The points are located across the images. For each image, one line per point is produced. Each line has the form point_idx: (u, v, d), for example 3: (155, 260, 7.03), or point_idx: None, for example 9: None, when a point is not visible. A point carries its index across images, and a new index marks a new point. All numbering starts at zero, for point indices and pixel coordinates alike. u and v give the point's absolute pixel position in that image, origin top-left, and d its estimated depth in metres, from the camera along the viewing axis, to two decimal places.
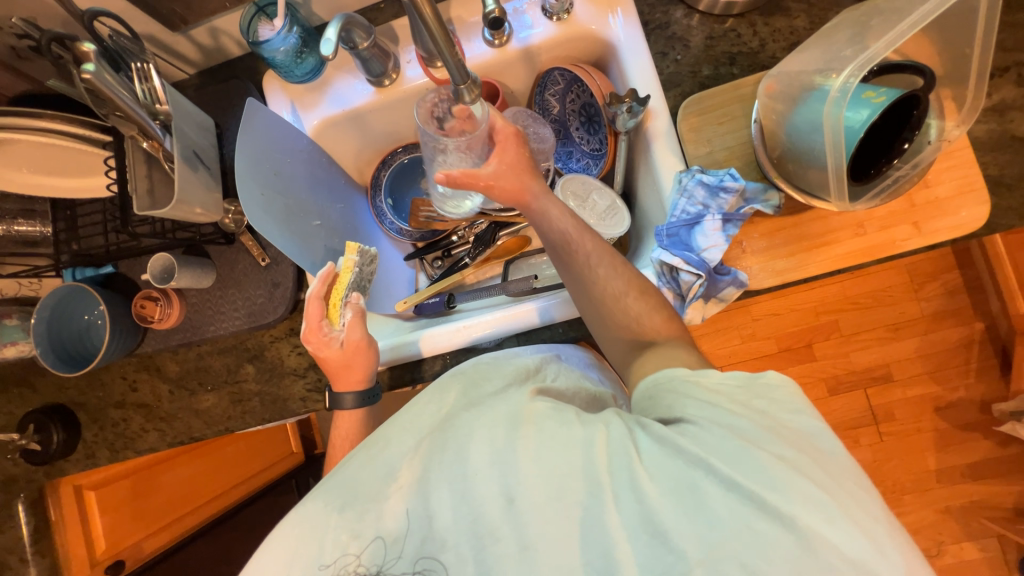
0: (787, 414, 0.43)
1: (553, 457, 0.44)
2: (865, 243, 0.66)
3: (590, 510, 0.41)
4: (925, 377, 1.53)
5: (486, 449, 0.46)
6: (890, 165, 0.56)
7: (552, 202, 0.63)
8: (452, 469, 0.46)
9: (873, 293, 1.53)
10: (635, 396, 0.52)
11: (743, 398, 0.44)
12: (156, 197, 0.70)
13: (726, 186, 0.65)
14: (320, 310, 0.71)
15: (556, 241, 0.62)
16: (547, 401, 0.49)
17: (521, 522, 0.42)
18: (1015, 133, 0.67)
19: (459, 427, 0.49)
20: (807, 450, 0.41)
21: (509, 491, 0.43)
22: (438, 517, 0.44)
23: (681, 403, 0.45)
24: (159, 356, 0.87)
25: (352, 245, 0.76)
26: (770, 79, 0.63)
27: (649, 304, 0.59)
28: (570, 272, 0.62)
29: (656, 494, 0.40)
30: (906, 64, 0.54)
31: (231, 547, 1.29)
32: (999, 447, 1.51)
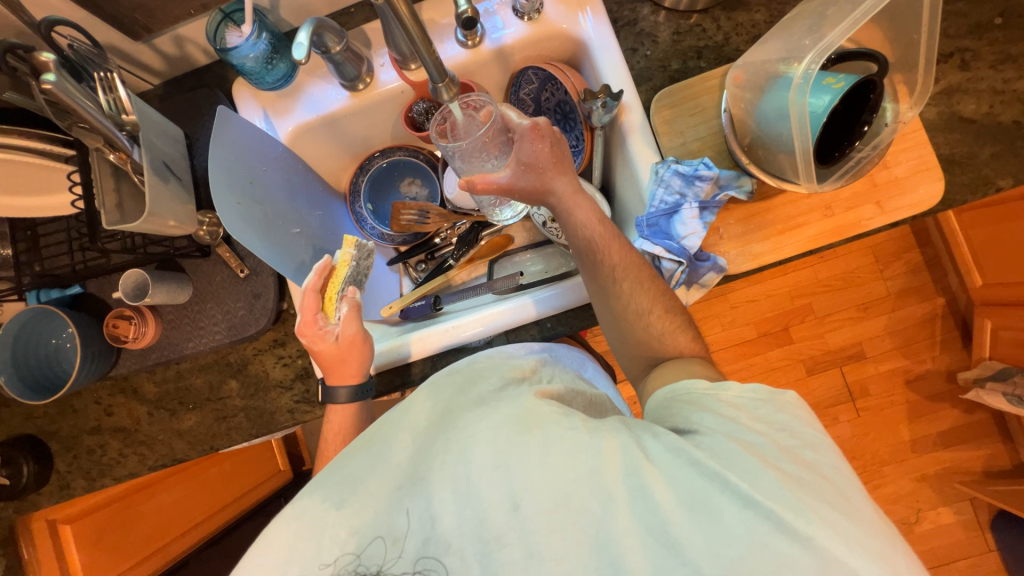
0: (803, 434, 0.45)
1: (563, 465, 0.43)
2: (833, 224, 0.69)
3: (599, 515, 0.41)
4: (896, 352, 1.60)
5: (492, 454, 0.45)
6: (853, 148, 0.58)
7: (580, 204, 0.63)
8: (455, 471, 0.45)
9: (843, 275, 1.60)
10: (653, 407, 0.54)
11: (760, 414, 0.47)
12: (126, 211, 0.68)
13: (700, 174, 0.67)
14: (316, 303, 0.70)
15: (582, 248, 0.64)
16: (554, 405, 0.49)
17: (528, 530, 0.42)
18: (962, 114, 0.72)
19: (464, 428, 0.48)
20: (818, 471, 0.42)
21: (516, 499, 0.43)
22: (441, 518, 0.44)
23: (699, 413, 0.47)
24: (135, 377, 0.83)
25: (350, 238, 0.75)
26: (737, 70, 0.65)
27: (673, 324, 0.61)
28: (593, 278, 0.64)
29: (668, 502, 0.41)
30: (860, 51, 0.57)
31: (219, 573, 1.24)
32: (966, 413, 1.59)
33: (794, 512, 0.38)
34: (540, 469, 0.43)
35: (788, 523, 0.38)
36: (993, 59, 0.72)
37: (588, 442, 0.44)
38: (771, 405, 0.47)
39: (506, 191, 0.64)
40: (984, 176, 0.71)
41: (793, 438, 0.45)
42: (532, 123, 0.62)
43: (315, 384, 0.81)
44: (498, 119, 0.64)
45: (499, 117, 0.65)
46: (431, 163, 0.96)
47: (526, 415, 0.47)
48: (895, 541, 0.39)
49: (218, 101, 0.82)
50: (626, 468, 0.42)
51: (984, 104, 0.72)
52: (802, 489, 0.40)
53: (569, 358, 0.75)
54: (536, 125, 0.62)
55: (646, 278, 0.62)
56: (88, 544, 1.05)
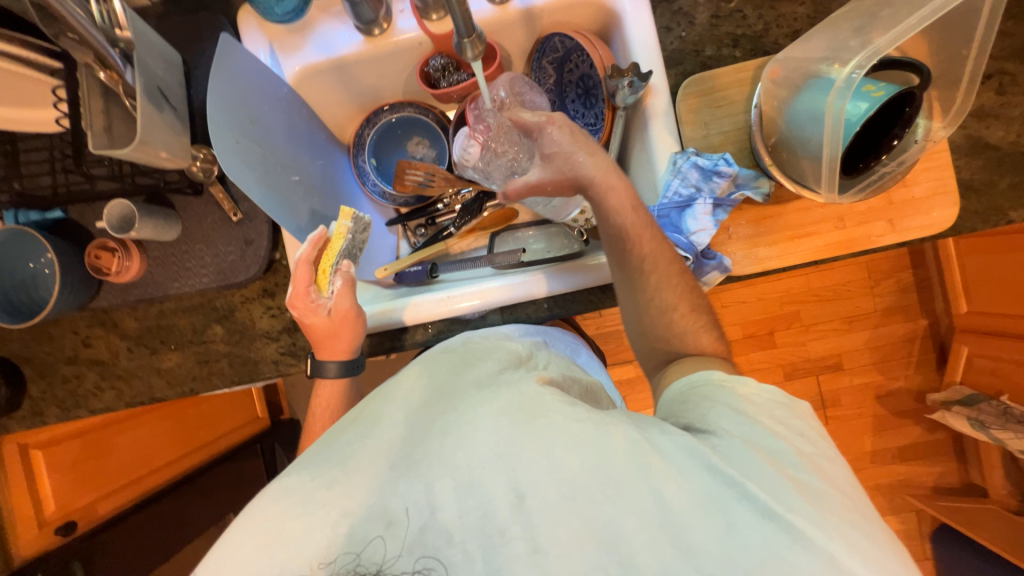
0: (817, 443, 0.46)
1: (569, 456, 0.43)
2: (843, 237, 0.69)
3: (607, 511, 0.41)
4: (872, 367, 1.64)
5: (494, 441, 0.45)
6: (878, 162, 0.57)
7: (615, 189, 0.62)
8: (454, 457, 0.45)
9: (835, 287, 1.61)
10: (667, 398, 0.55)
11: (778, 413, 0.48)
12: (115, 135, 0.63)
13: (719, 170, 0.65)
14: (309, 275, 0.68)
15: (613, 233, 0.62)
16: (557, 395, 0.49)
17: (532, 520, 0.41)
18: (989, 139, 0.71)
19: (463, 413, 0.48)
20: (832, 481, 0.43)
21: (521, 490, 0.43)
22: (440, 507, 0.43)
23: (715, 410, 0.48)
24: (116, 312, 0.81)
25: (348, 210, 0.72)
26: (775, 64, 0.62)
27: (697, 323, 0.60)
28: (621, 262, 0.63)
29: (680, 503, 0.41)
30: (905, 61, 0.54)
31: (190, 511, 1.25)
32: (927, 432, 1.66)
33: (813, 525, 0.39)
34: (547, 459, 0.43)
35: (806, 536, 0.39)
36: None
37: (596, 433, 0.44)
38: (788, 408, 0.48)
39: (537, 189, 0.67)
40: (998, 206, 0.70)
41: (809, 444, 0.46)
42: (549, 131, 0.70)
43: (304, 338, 0.79)
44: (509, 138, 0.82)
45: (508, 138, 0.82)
46: (441, 124, 0.92)
47: (528, 404, 0.47)
48: (897, 550, 0.40)
49: (220, 28, 0.76)
50: (635, 466, 0.42)
51: (1012, 133, 0.70)
52: (815, 498, 0.41)
53: (564, 345, 0.75)
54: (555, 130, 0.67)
55: (674, 269, 0.61)
56: (63, 470, 1.05)
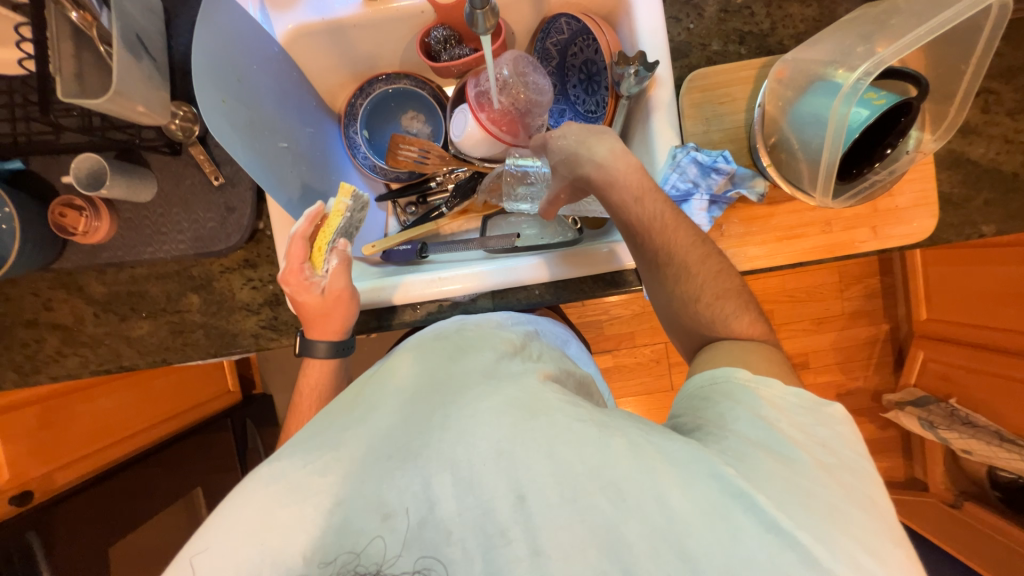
0: (840, 455, 0.47)
1: (570, 456, 0.45)
2: (828, 241, 0.71)
3: (611, 517, 0.42)
4: (836, 367, 1.73)
5: (495, 439, 0.46)
6: (870, 169, 0.58)
7: (625, 186, 0.63)
8: (454, 452, 0.46)
9: (808, 288, 1.67)
10: (687, 392, 0.57)
11: (800, 419, 0.49)
12: (87, 85, 0.58)
13: (718, 167, 0.66)
14: (304, 251, 0.67)
15: (627, 225, 0.64)
16: (558, 394, 0.52)
17: (532, 521, 0.42)
18: (970, 155, 0.73)
19: (463, 406, 0.50)
20: (854, 495, 0.44)
21: (522, 490, 0.43)
22: (440, 503, 0.44)
23: (735, 410, 0.50)
24: (82, 275, 0.76)
25: (347, 187, 0.70)
26: (782, 64, 0.63)
27: (738, 306, 0.62)
28: (638, 249, 0.65)
29: (685, 511, 0.42)
30: (906, 72, 0.55)
31: (156, 484, 1.21)
32: (879, 429, 1.76)
33: (821, 544, 0.40)
34: (548, 460, 0.45)
35: (814, 555, 0.39)
36: (1012, 106, 0.73)
37: (598, 437, 0.46)
38: (812, 415, 0.49)
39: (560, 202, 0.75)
40: (972, 220, 0.74)
41: (831, 455, 0.47)
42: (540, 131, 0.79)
43: (286, 313, 0.77)
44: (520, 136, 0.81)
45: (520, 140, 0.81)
46: (438, 99, 0.89)
47: (533, 402, 0.50)
48: (899, 560, 0.41)
49: None
50: (637, 467, 0.44)
51: (992, 150, 0.73)
52: (826, 507, 0.42)
53: (554, 335, 0.76)
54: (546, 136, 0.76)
55: (703, 251, 0.63)
56: (20, 437, 0.99)
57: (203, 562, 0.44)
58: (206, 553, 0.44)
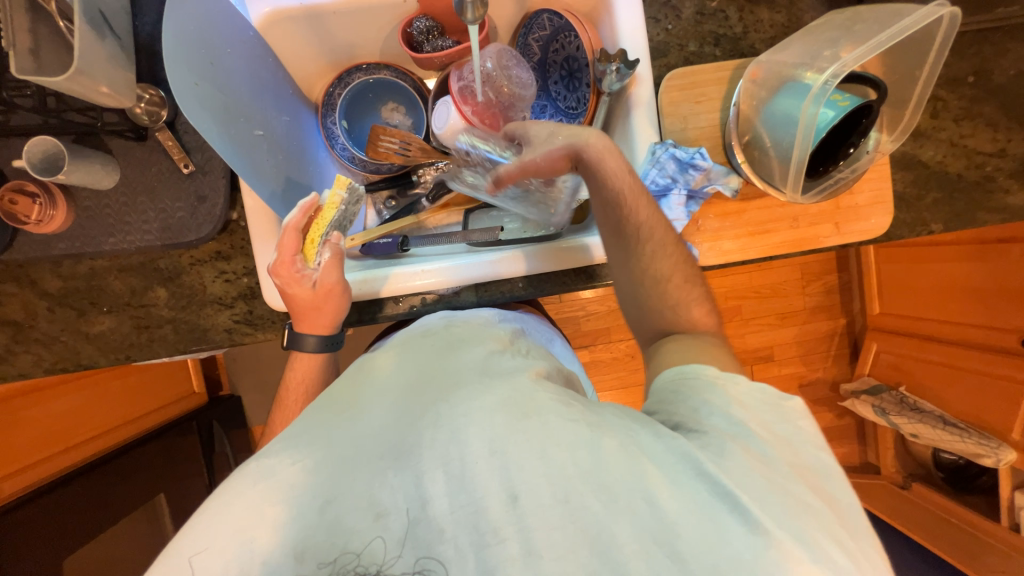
0: (805, 451, 0.49)
1: (562, 458, 0.46)
2: (796, 235, 0.75)
3: (603, 519, 0.44)
4: (798, 359, 1.82)
5: (488, 438, 0.47)
6: (834, 168, 0.63)
7: (611, 153, 0.62)
8: (448, 450, 0.47)
9: (772, 285, 1.75)
10: (658, 386, 0.58)
11: (768, 416, 0.50)
12: (44, 62, 0.54)
13: (695, 164, 0.69)
14: (297, 242, 0.66)
15: (610, 198, 0.63)
16: (552, 394, 0.52)
17: (525, 521, 0.44)
18: (921, 158, 0.79)
19: (457, 404, 0.51)
20: (820, 493, 0.46)
21: (514, 490, 0.45)
22: (432, 501, 0.45)
23: (709, 406, 0.51)
24: (35, 267, 0.71)
25: (343, 179, 0.70)
26: (755, 66, 0.66)
27: (688, 294, 0.66)
28: (617, 237, 0.66)
29: (671, 509, 0.44)
30: (866, 76, 0.59)
31: (115, 491, 1.14)
32: (837, 417, 1.87)
33: (799, 542, 0.42)
34: (541, 462, 0.46)
35: (790, 551, 0.41)
36: (957, 113, 0.79)
37: (589, 438, 0.47)
38: (776, 411, 0.51)
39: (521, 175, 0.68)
40: (922, 218, 0.79)
41: (795, 451, 0.49)
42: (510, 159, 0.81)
43: (262, 307, 0.74)
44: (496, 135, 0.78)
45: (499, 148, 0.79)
46: (419, 92, 0.88)
47: (524, 401, 0.50)
48: (862, 553, 0.44)
49: None
50: (627, 466, 0.46)
51: (940, 154, 0.79)
52: (797, 500, 0.44)
53: (538, 332, 0.78)
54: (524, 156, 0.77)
55: (669, 244, 0.66)
56: None
57: (203, 561, 0.45)
58: (205, 552, 0.45)
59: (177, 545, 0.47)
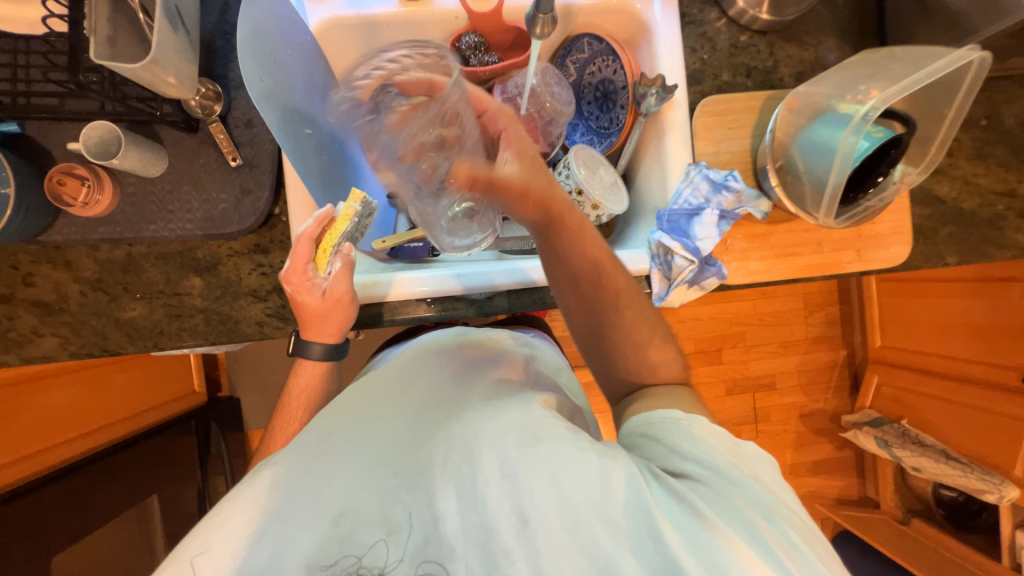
0: (787, 496, 0.49)
1: (571, 485, 0.47)
2: (820, 260, 0.77)
3: (609, 551, 0.44)
4: (800, 389, 1.83)
5: (500, 463, 0.48)
6: (864, 196, 0.66)
7: (583, 235, 0.64)
8: (460, 470, 0.49)
9: (776, 313, 1.78)
10: (628, 433, 0.58)
11: (740, 462, 0.50)
12: (119, 50, 0.55)
13: (728, 185, 0.72)
14: (309, 252, 0.65)
15: (588, 273, 0.64)
16: (561, 422, 0.53)
17: (534, 548, 0.44)
18: (937, 193, 0.83)
19: (469, 427, 0.53)
20: (813, 540, 0.46)
21: (524, 515, 0.46)
22: (445, 519, 0.46)
23: (682, 451, 0.51)
24: (72, 250, 0.71)
25: (359, 193, 0.70)
26: (793, 94, 0.69)
27: (671, 355, 0.66)
28: (593, 304, 0.65)
29: (678, 548, 0.43)
30: (898, 112, 0.63)
31: (111, 487, 1.11)
32: (837, 449, 1.88)
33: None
34: (551, 487, 0.47)
35: None
36: (971, 153, 0.84)
37: (598, 464, 0.47)
38: (739, 459, 0.50)
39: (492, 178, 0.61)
40: (938, 250, 0.82)
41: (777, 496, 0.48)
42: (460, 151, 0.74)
43: None
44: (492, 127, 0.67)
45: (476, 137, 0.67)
46: None
47: (536, 426, 0.51)
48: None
49: None
50: (631, 497, 0.46)
51: (954, 190, 0.83)
52: (780, 539, 0.44)
53: (547, 353, 0.82)
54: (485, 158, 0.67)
55: (647, 309, 0.66)
56: None
57: (204, 563, 0.43)
58: (208, 555, 0.43)
59: (182, 548, 0.45)
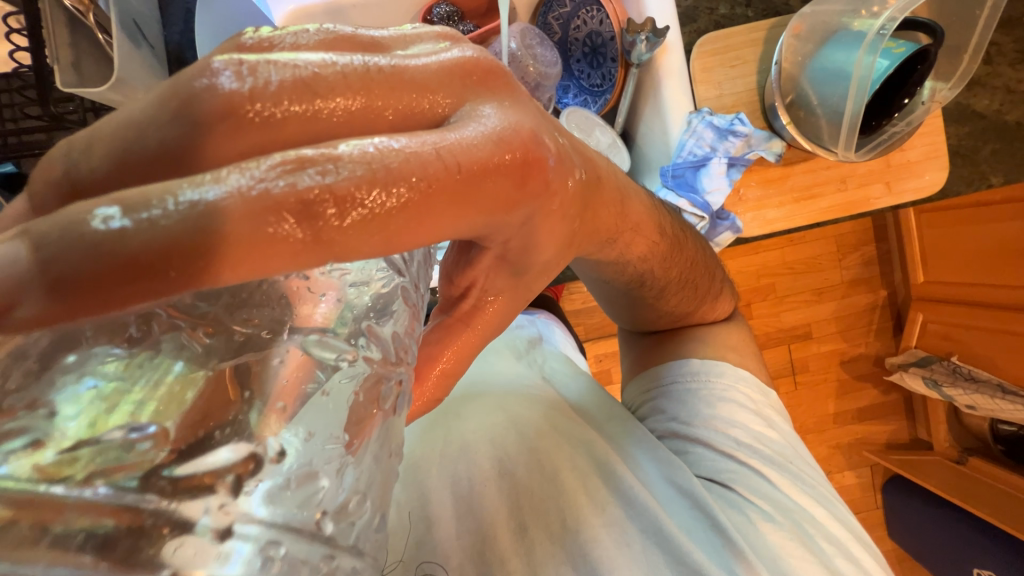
0: (782, 468, 0.61)
1: (572, 482, 0.56)
2: (844, 199, 0.71)
3: (597, 541, 0.52)
4: (838, 335, 1.75)
5: (501, 463, 0.57)
6: (889, 122, 0.59)
7: (632, 246, 0.51)
8: (458, 472, 0.57)
9: (807, 259, 1.69)
10: (647, 404, 0.69)
11: (744, 445, 0.61)
12: (85, 74, 0.55)
13: (735, 130, 0.67)
14: None
15: (629, 282, 0.58)
16: (558, 417, 0.62)
17: (530, 550, 0.52)
18: (976, 108, 0.74)
19: (471, 423, 0.60)
20: (793, 511, 0.58)
21: (522, 521, 0.53)
22: (441, 525, 0.53)
23: (693, 435, 0.63)
24: None
25: None
26: (798, 19, 0.61)
27: (715, 298, 0.68)
28: (636, 298, 0.61)
29: (676, 527, 0.54)
30: (922, 20, 0.56)
31: None
32: (883, 393, 1.80)
33: (787, 554, 0.54)
34: (551, 483, 0.55)
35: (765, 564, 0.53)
36: (1014, 56, 0.74)
37: (596, 463, 0.57)
38: (745, 442, 0.61)
39: (429, 267, 0.40)
40: (981, 171, 0.74)
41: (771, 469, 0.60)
42: (249, 194, 0.19)
43: None
44: (400, 130, 0.25)
45: (266, 194, 0.19)
46: None
47: (533, 426, 0.60)
48: (821, 538, 0.57)
49: None
50: (637, 488, 0.56)
51: (996, 102, 0.74)
52: (759, 509, 0.57)
53: (553, 338, 0.83)
54: (306, 264, 0.21)
55: (697, 284, 0.64)
56: None
57: None
58: None
59: None
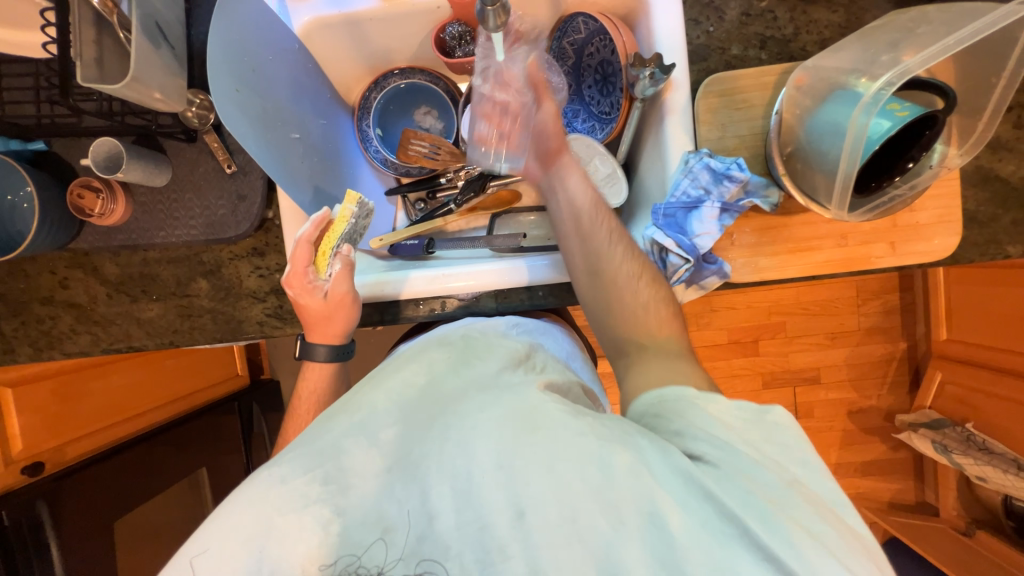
0: (807, 470, 0.44)
1: (568, 473, 0.44)
2: (844, 254, 0.69)
3: (610, 540, 0.42)
4: (848, 384, 1.68)
5: (494, 455, 0.46)
6: (890, 184, 0.57)
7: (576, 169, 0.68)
8: (455, 465, 0.47)
9: (822, 302, 1.63)
10: (639, 409, 0.52)
11: (753, 436, 0.45)
12: (107, 70, 0.59)
13: (731, 175, 0.64)
14: (309, 254, 0.68)
15: (577, 208, 0.65)
16: (556, 402, 0.50)
17: (532, 540, 0.43)
18: (999, 172, 0.70)
19: (465, 417, 0.50)
20: (832, 518, 0.41)
21: (521, 506, 0.44)
22: (439, 517, 0.45)
23: (693, 431, 0.46)
24: (97, 255, 0.78)
25: (354, 194, 0.72)
26: (802, 72, 0.62)
27: (658, 294, 0.61)
28: (587, 238, 0.63)
29: (683, 533, 0.41)
30: (931, 82, 0.54)
31: (180, 461, 1.16)
32: (891, 450, 1.71)
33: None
34: (549, 476, 0.44)
35: None
36: None
37: (597, 455, 0.44)
38: (760, 432, 0.46)
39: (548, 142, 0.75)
40: (997, 240, 0.71)
41: (794, 471, 0.44)
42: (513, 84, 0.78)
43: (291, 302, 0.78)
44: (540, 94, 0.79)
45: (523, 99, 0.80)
46: (451, 95, 0.89)
47: (531, 414, 0.48)
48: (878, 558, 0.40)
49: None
50: (634, 485, 0.43)
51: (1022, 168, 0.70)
52: (796, 522, 0.40)
53: (559, 339, 0.78)
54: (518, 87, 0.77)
55: (634, 250, 0.63)
56: (35, 411, 0.93)
57: (203, 562, 0.45)
58: (206, 555, 0.45)
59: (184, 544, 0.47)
